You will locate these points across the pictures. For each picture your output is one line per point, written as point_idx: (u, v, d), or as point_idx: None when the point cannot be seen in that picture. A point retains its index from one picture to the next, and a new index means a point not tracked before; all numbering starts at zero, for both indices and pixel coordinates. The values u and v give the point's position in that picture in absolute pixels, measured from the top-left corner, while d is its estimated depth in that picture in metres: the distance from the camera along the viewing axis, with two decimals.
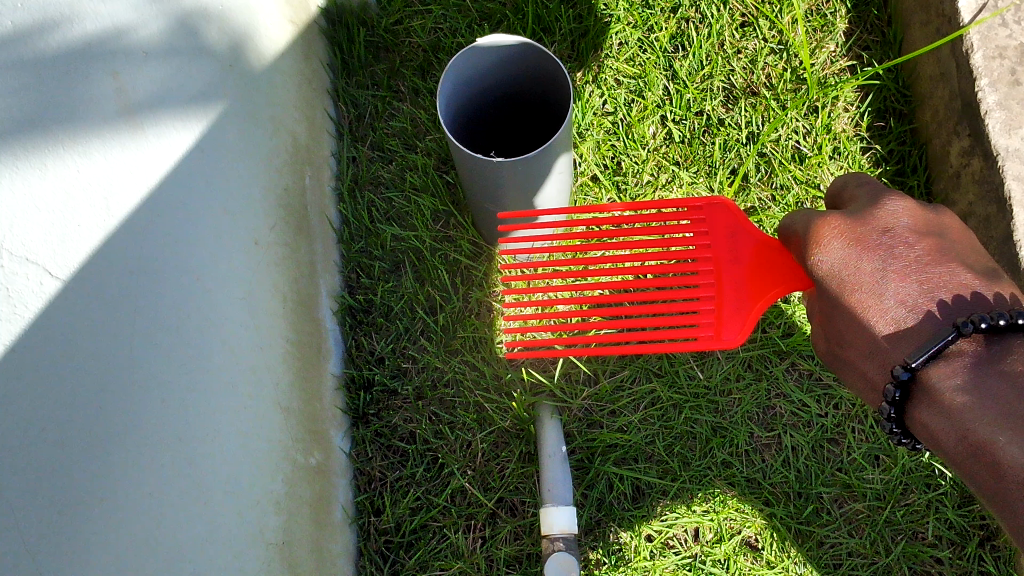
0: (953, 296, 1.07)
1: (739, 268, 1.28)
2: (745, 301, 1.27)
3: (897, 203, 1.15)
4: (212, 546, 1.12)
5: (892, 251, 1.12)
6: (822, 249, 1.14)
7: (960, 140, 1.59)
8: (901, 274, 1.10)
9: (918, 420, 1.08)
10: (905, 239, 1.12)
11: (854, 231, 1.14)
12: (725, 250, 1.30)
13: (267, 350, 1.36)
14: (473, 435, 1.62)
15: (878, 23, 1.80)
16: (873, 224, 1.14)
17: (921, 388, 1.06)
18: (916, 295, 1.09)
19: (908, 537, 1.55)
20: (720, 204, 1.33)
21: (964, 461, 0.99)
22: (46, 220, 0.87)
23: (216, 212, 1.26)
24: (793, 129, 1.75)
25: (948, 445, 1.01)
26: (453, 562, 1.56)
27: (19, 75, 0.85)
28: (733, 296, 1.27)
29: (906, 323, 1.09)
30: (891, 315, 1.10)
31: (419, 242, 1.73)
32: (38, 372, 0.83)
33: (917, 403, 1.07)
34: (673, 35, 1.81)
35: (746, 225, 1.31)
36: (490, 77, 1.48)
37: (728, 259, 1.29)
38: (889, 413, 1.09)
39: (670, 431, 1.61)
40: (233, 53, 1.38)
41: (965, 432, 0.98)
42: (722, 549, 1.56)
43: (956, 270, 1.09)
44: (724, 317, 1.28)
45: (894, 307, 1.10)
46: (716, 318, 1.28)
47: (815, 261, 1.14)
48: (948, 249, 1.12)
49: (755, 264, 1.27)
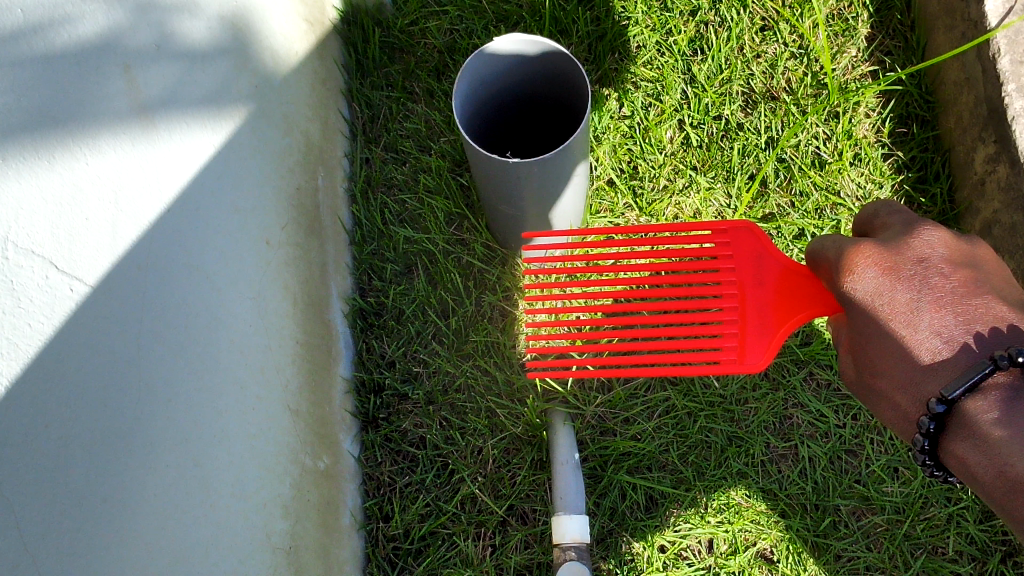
0: (990, 329, 1.03)
1: (765, 293, 1.24)
2: (770, 326, 1.23)
3: (931, 232, 1.11)
4: (218, 550, 1.09)
5: (927, 280, 1.08)
6: (855, 276, 1.10)
7: (986, 146, 1.56)
8: (936, 303, 1.07)
9: (954, 452, 1.04)
10: (940, 269, 1.08)
11: (889, 260, 1.10)
12: (749, 275, 1.27)
13: (276, 351, 1.34)
14: (484, 442, 1.60)
15: (901, 28, 1.77)
16: (907, 252, 1.10)
17: (957, 420, 1.02)
18: (951, 326, 1.05)
19: (928, 552, 1.51)
20: (745, 228, 1.30)
21: (1004, 496, 0.96)
22: (54, 212, 0.84)
23: (228, 211, 1.24)
24: (813, 134, 1.72)
25: (987, 480, 0.98)
26: (462, 570, 1.53)
27: (28, 63, 0.83)
28: (758, 321, 1.24)
29: (941, 354, 1.05)
30: (926, 346, 1.06)
31: (432, 245, 1.71)
32: (44, 367, 0.81)
33: (952, 436, 1.03)
34: (692, 38, 1.79)
35: (772, 250, 1.27)
36: (506, 78, 1.45)
37: (753, 283, 1.26)
38: (922, 445, 1.06)
39: (685, 439, 1.58)
40: (246, 52, 1.36)
41: (1005, 466, 0.95)
42: (736, 561, 1.52)
43: (992, 302, 1.05)
44: (748, 342, 1.25)
45: (930, 338, 1.06)
46: (739, 342, 1.25)
47: (849, 287, 1.10)
48: (983, 280, 1.08)
49: (780, 290, 1.24)
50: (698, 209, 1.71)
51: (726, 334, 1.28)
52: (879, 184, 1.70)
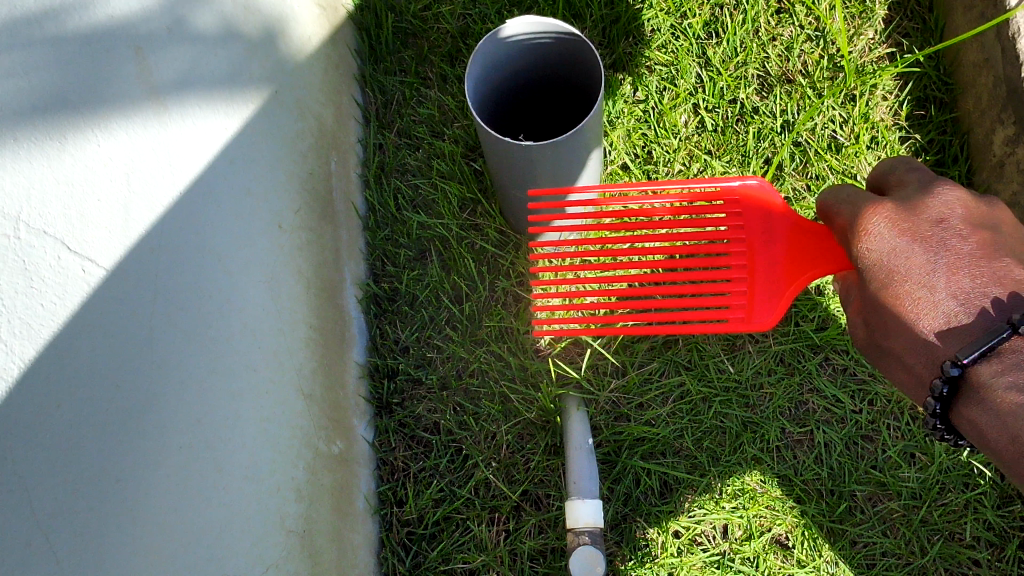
0: (1008, 293, 1.02)
1: (774, 253, 1.26)
2: (779, 285, 1.25)
3: (949, 193, 1.10)
4: (232, 531, 1.10)
5: (944, 243, 1.07)
6: (870, 236, 1.10)
7: (1005, 128, 1.54)
8: (952, 266, 1.06)
9: (965, 417, 1.03)
10: (959, 232, 1.08)
11: (905, 220, 1.10)
12: (758, 233, 1.28)
13: (289, 335, 1.34)
14: (498, 427, 1.59)
15: (919, 9, 1.75)
16: (924, 214, 1.10)
17: (970, 384, 1.01)
18: (967, 288, 1.05)
19: (945, 538, 1.50)
20: (755, 188, 1.30)
21: (1015, 461, 0.95)
22: (66, 194, 0.84)
23: (240, 194, 1.24)
24: (829, 117, 1.71)
25: (999, 445, 0.97)
26: (475, 555, 1.53)
27: (39, 46, 0.83)
28: (767, 280, 1.26)
29: (957, 317, 1.04)
30: (941, 308, 1.05)
31: (445, 230, 1.71)
32: (59, 349, 0.81)
33: (964, 400, 1.02)
34: (707, 22, 1.78)
35: (780, 208, 1.27)
36: (520, 59, 1.44)
37: (762, 242, 1.27)
38: (933, 408, 1.05)
39: (700, 425, 1.57)
40: (258, 36, 1.36)
41: (1019, 430, 0.94)
42: (752, 546, 1.52)
43: (1010, 267, 1.04)
44: (756, 301, 1.27)
45: (946, 300, 1.05)
46: (748, 301, 1.27)
47: (864, 248, 1.11)
48: (1002, 245, 1.07)
49: (791, 248, 1.25)
50: None
51: (736, 293, 1.28)
52: None
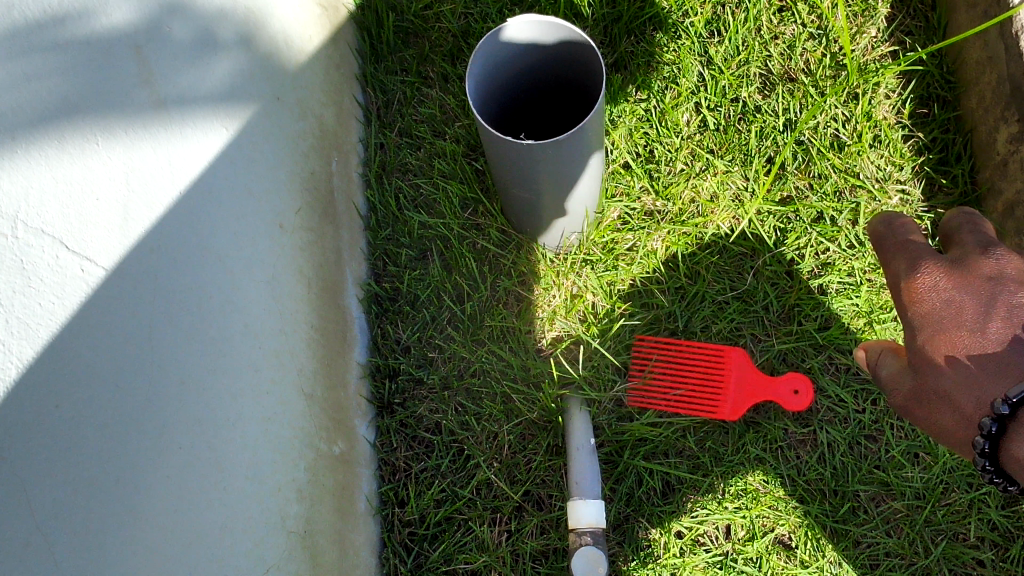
0: None
1: (743, 377, 1.53)
2: (742, 395, 1.52)
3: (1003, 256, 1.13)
4: (232, 532, 1.09)
5: (994, 294, 1.10)
6: (922, 281, 1.16)
7: (1009, 127, 1.53)
8: (1003, 314, 1.07)
9: (1017, 459, 1.01)
10: (1010, 287, 1.09)
11: (956, 270, 1.14)
12: (734, 371, 1.53)
13: (290, 335, 1.34)
14: (500, 427, 1.59)
15: (921, 7, 1.75)
16: (976, 269, 1.13)
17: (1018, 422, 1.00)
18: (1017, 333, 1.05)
19: (948, 538, 1.49)
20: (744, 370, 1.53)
21: None
22: (65, 193, 0.84)
23: (241, 194, 1.23)
24: (832, 116, 1.70)
25: None
26: (477, 556, 1.53)
27: (39, 44, 0.83)
28: (736, 392, 1.53)
29: (1007, 358, 1.05)
30: (990, 350, 1.07)
31: (447, 229, 1.70)
32: (58, 348, 0.81)
33: (1012, 439, 1.01)
34: (709, 20, 1.77)
35: (748, 364, 1.53)
36: (521, 59, 1.44)
37: (737, 373, 1.53)
38: (982, 447, 1.03)
39: (702, 426, 1.56)
40: (258, 35, 1.35)
41: None
42: (754, 547, 1.52)
43: None
44: (727, 403, 1.53)
45: (995, 343, 1.07)
46: (721, 402, 1.53)
47: (914, 289, 1.17)
48: None
49: (753, 377, 1.53)
50: (715, 192, 1.70)
51: (718, 399, 1.53)
52: (900, 166, 1.68)
